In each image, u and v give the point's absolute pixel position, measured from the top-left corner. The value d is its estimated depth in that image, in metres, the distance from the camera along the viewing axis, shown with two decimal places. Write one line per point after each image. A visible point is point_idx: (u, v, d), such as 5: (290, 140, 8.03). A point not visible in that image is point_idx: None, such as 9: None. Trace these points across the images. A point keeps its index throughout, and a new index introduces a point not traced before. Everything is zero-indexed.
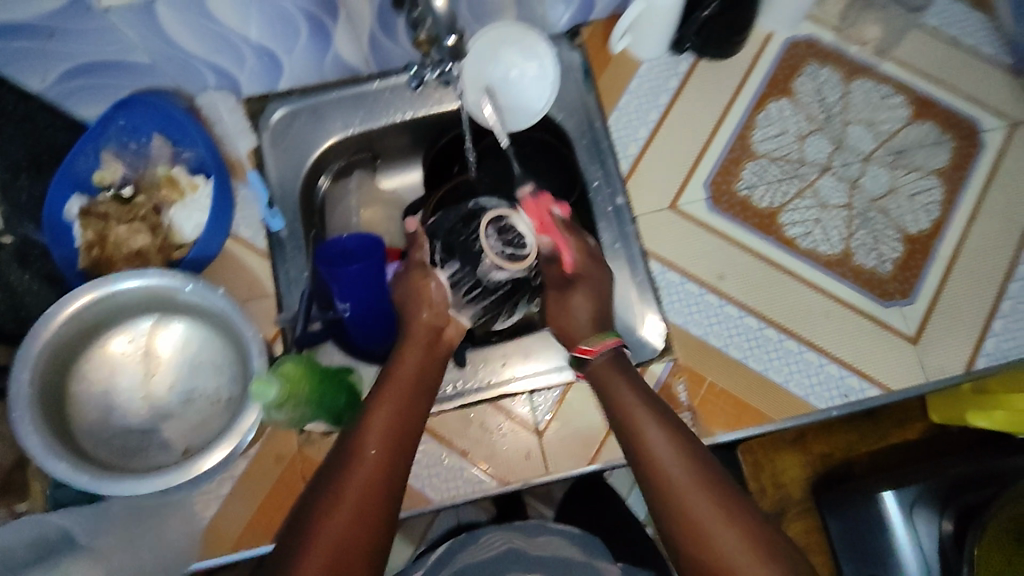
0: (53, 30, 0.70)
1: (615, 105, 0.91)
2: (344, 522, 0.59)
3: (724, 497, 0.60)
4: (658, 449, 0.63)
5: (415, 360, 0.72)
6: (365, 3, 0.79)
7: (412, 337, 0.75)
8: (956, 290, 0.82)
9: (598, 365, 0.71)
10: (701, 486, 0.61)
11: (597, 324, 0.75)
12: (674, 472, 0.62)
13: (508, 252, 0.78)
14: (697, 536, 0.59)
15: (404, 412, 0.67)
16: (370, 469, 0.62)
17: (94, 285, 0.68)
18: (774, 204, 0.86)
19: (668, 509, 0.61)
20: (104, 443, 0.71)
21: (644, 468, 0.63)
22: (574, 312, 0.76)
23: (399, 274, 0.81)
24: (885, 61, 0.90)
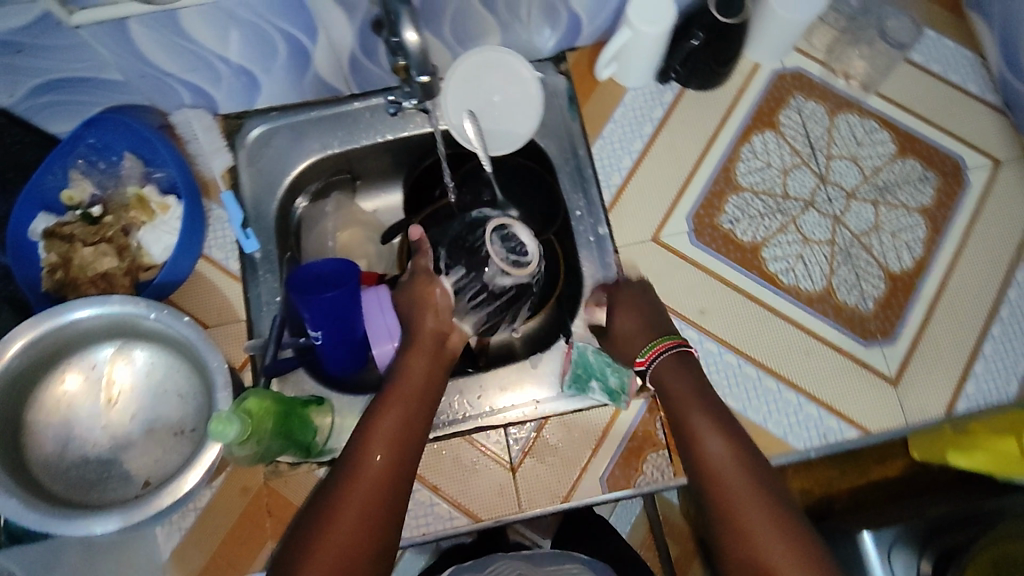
0: (22, 46, 0.69)
1: (599, 134, 0.90)
2: (347, 531, 0.61)
3: (760, 483, 0.63)
4: (707, 436, 0.66)
5: (420, 366, 0.73)
6: (346, 27, 0.77)
7: (417, 342, 0.74)
8: (936, 331, 0.82)
9: (662, 369, 0.72)
10: (741, 473, 0.63)
11: (648, 330, 0.76)
12: (720, 458, 0.65)
13: (513, 258, 0.79)
14: (732, 521, 0.61)
15: (409, 422, 0.68)
16: (373, 479, 0.64)
17: (51, 314, 0.65)
18: (756, 238, 0.85)
19: (710, 494, 0.64)
20: (61, 474, 0.69)
21: (692, 457, 0.66)
22: (623, 323, 0.77)
23: (406, 279, 0.80)
24: (870, 96, 0.90)
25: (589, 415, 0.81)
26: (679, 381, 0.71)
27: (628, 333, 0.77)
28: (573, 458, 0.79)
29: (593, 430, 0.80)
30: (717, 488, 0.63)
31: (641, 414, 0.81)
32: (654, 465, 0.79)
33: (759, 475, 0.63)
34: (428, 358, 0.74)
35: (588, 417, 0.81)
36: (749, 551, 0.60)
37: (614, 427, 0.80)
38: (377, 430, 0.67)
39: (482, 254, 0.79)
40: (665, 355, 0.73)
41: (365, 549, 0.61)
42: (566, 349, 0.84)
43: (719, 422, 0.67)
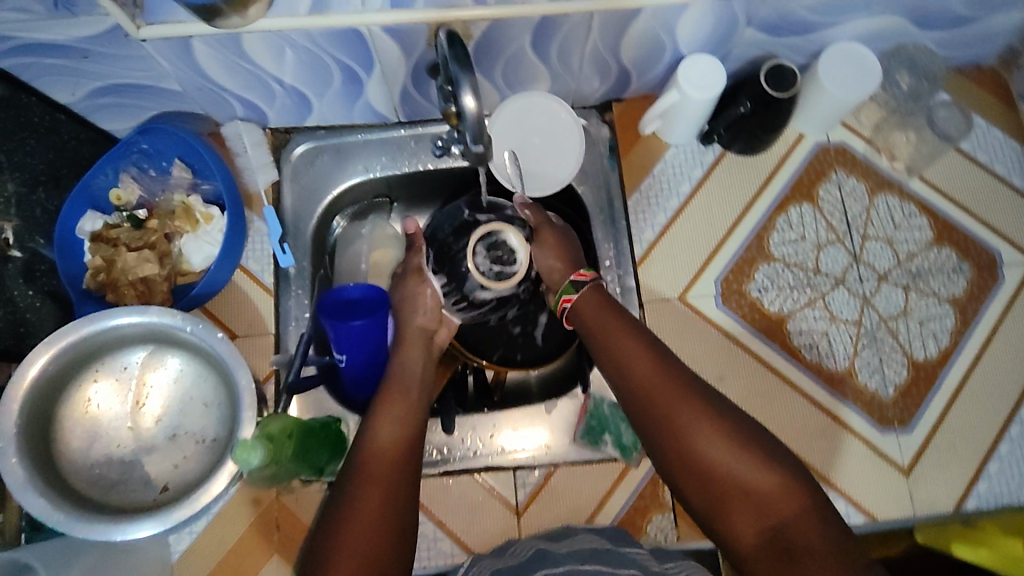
0: (88, 52, 0.71)
1: (637, 187, 0.90)
2: (373, 507, 0.63)
3: (689, 388, 0.65)
4: (635, 358, 0.68)
5: (415, 361, 0.79)
6: (401, 62, 0.78)
7: (406, 338, 0.80)
8: (953, 426, 0.83)
9: (580, 303, 0.75)
10: (671, 384, 0.66)
11: (568, 261, 0.80)
12: (649, 376, 0.67)
13: (495, 271, 0.83)
14: (673, 432, 0.63)
15: (408, 413, 0.73)
16: (387, 466, 0.67)
17: (93, 318, 0.68)
18: (783, 310, 0.86)
19: (646, 410, 0.65)
20: (86, 471, 0.71)
21: (622, 382, 0.68)
22: (544, 257, 0.81)
23: (397, 276, 0.86)
24: (913, 178, 0.89)
25: (599, 469, 0.83)
26: (604, 312, 0.74)
27: (551, 262, 0.81)
28: (578, 506, 0.82)
29: (601, 485, 0.82)
30: (652, 406, 0.65)
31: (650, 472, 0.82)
32: (658, 527, 0.81)
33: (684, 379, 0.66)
34: (420, 353, 0.79)
35: (598, 468, 0.83)
36: (694, 458, 0.62)
37: (623, 484, 0.82)
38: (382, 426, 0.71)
39: (462, 268, 0.83)
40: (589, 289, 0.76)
41: (390, 526, 0.63)
42: (583, 398, 0.85)
43: (641, 340, 0.70)
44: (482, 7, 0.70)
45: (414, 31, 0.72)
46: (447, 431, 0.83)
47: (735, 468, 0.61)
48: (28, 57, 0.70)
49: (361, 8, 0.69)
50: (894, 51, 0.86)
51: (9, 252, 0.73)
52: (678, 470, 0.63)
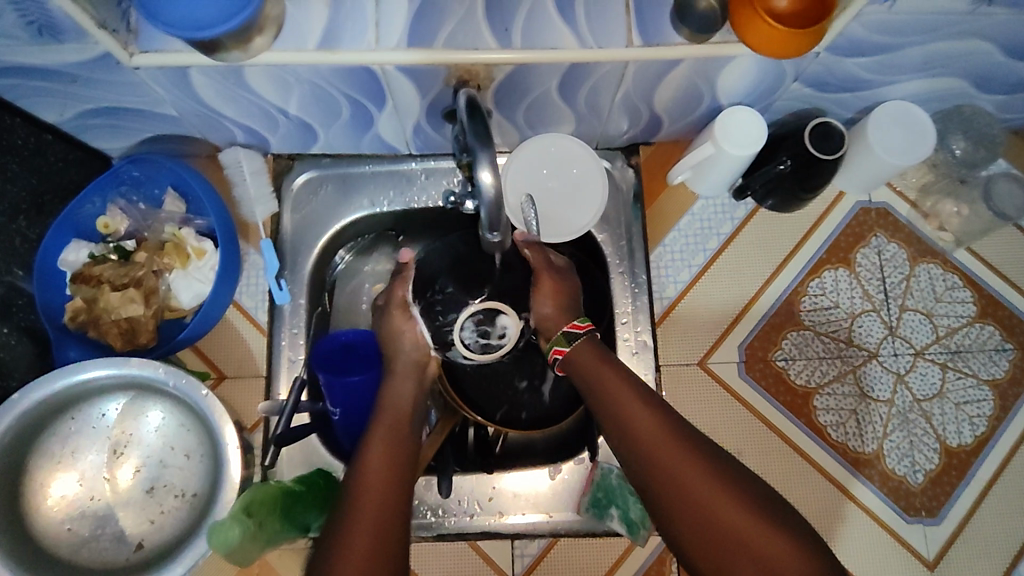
0: (77, 77, 0.65)
1: (661, 240, 0.85)
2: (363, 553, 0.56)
3: (692, 450, 0.60)
4: (632, 416, 0.63)
5: (405, 393, 0.72)
6: (416, 99, 0.71)
7: (396, 371, 0.74)
8: (984, 520, 0.77)
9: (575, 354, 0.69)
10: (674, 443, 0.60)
11: (563, 312, 0.74)
12: (650, 436, 0.61)
13: (480, 343, 0.78)
14: (684, 503, 0.58)
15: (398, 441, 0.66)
16: (376, 502, 0.59)
17: (69, 369, 0.64)
18: (811, 383, 0.81)
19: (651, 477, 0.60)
20: (55, 528, 0.67)
21: (624, 435, 0.62)
22: (537, 304, 0.75)
23: (381, 306, 0.78)
24: (958, 249, 0.84)
25: (603, 542, 0.78)
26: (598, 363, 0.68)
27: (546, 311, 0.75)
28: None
29: (604, 560, 0.78)
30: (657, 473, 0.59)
31: (656, 549, 0.78)
32: None
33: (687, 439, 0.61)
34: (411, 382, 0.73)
35: (602, 542, 0.78)
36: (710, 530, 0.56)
37: (627, 561, 0.78)
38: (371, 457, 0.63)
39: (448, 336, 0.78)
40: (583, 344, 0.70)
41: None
42: (590, 465, 0.80)
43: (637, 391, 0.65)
44: (508, 51, 0.64)
45: (431, 72, 0.66)
46: (442, 493, 0.76)
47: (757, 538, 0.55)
48: (12, 79, 0.64)
49: (375, 46, 0.63)
50: (948, 111, 0.80)
51: None
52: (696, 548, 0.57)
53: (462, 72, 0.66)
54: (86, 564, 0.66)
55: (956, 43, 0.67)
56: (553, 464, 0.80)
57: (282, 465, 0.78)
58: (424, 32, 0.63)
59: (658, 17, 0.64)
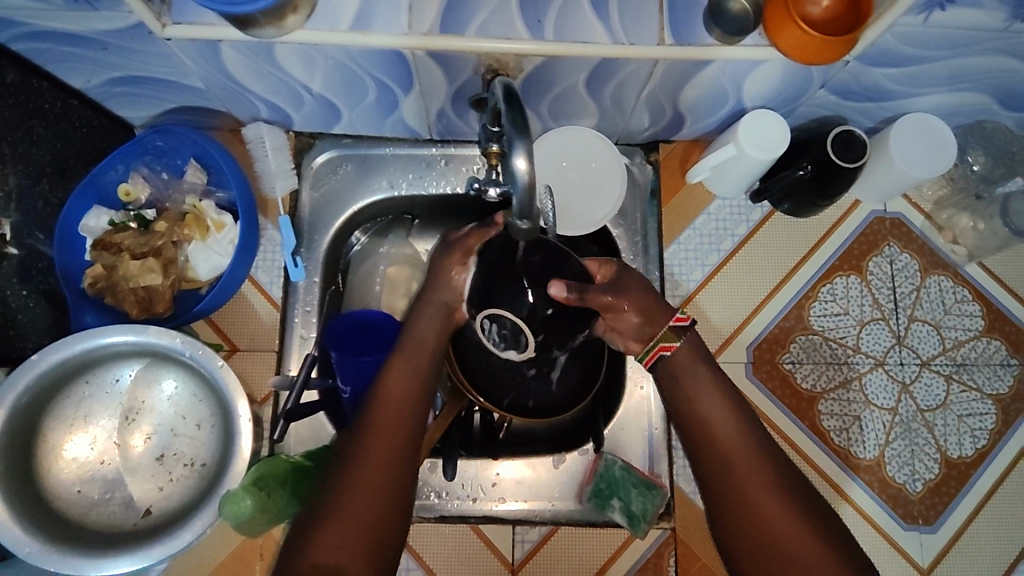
0: (108, 45, 0.65)
1: (675, 238, 0.85)
2: (346, 522, 0.57)
3: (760, 455, 0.60)
4: (704, 410, 0.62)
5: (428, 336, 0.65)
6: (444, 84, 0.72)
7: (422, 310, 0.66)
8: (978, 533, 0.79)
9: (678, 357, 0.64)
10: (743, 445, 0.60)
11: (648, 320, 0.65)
12: (720, 434, 0.61)
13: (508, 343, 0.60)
14: (730, 493, 0.59)
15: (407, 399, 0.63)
16: (388, 441, 0.61)
17: (88, 334, 0.64)
18: (816, 387, 0.81)
19: (711, 464, 0.61)
20: (65, 489, 0.67)
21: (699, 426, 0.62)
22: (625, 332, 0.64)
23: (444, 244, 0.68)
24: (970, 263, 0.84)
25: (603, 533, 0.79)
26: (683, 364, 0.64)
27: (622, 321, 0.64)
28: (577, 568, 0.79)
29: (604, 549, 0.79)
30: (715, 463, 0.61)
31: (656, 542, 0.79)
32: None
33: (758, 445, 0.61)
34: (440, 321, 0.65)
35: (603, 531, 0.79)
36: (745, 520, 0.58)
37: (627, 551, 0.79)
38: (378, 423, 0.62)
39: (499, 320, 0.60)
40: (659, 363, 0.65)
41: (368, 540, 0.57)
42: (593, 456, 0.81)
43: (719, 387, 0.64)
44: (539, 42, 0.64)
45: (462, 59, 0.66)
46: (447, 477, 0.77)
47: (783, 539, 0.56)
48: (43, 43, 0.64)
49: (407, 30, 0.63)
50: (970, 126, 0.80)
51: (6, 249, 0.68)
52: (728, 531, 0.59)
53: (493, 61, 0.66)
54: (95, 527, 0.67)
55: (984, 60, 0.67)
56: (557, 453, 0.81)
57: (291, 440, 0.79)
58: (456, 19, 0.63)
59: (690, 16, 0.64)
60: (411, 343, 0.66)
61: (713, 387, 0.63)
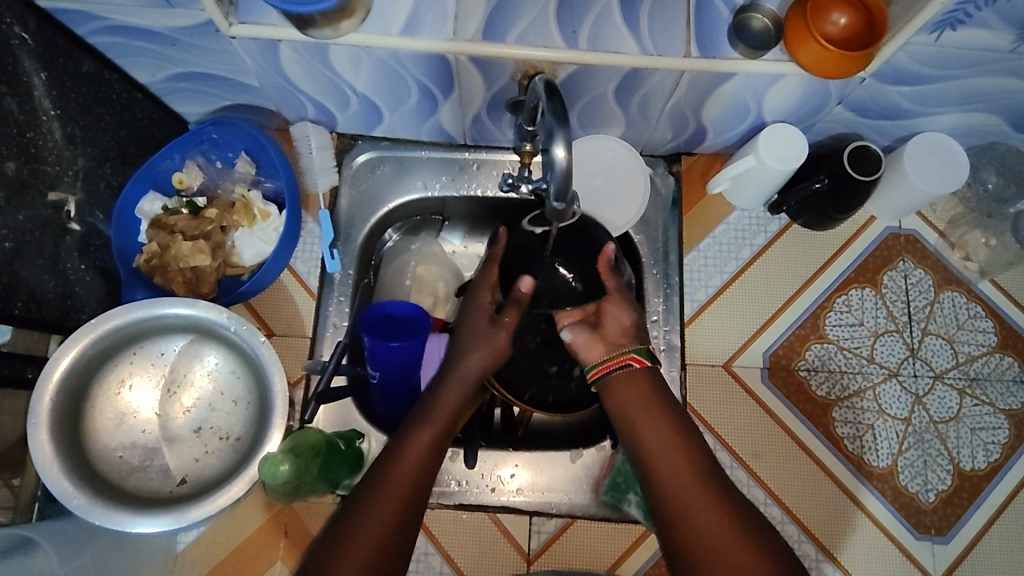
0: (177, 41, 0.71)
1: (695, 245, 0.88)
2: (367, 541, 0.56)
3: (707, 478, 0.59)
4: (651, 436, 0.62)
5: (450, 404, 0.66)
6: (482, 90, 0.77)
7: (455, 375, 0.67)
8: (991, 545, 0.79)
9: (636, 381, 0.66)
10: (687, 466, 0.59)
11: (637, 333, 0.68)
12: (663, 459, 0.60)
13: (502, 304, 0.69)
14: (676, 504, 0.58)
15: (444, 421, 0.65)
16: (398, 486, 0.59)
17: (143, 305, 0.69)
18: (830, 395, 0.83)
19: (659, 480, 0.60)
20: (108, 453, 0.71)
21: (649, 440, 0.62)
22: (616, 314, 0.67)
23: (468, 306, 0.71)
24: (983, 280, 0.87)
25: (617, 528, 0.81)
26: (635, 380, 0.66)
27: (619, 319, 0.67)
28: (591, 561, 0.81)
29: (617, 545, 0.81)
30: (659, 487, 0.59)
31: None
32: None
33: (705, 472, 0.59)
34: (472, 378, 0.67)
35: (616, 526, 0.81)
36: (690, 539, 0.56)
37: (640, 547, 0.81)
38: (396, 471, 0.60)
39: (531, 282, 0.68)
40: (618, 370, 0.67)
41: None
42: (609, 451, 0.83)
43: (666, 406, 0.64)
44: (574, 50, 0.69)
45: (501, 64, 0.71)
46: (467, 463, 0.79)
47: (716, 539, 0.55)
48: (119, 37, 0.70)
49: (453, 36, 0.68)
50: (982, 147, 0.84)
51: (69, 224, 0.73)
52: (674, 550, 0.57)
53: (529, 66, 0.71)
54: (134, 490, 0.69)
55: (994, 81, 0.71)
56: (574, 448, 0.84)
57: (320, 422, 0.83)
58: (499, 27, 0.68)
59: (714, 31, 0.69)
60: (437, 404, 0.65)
61: (657, 405, 0.64)
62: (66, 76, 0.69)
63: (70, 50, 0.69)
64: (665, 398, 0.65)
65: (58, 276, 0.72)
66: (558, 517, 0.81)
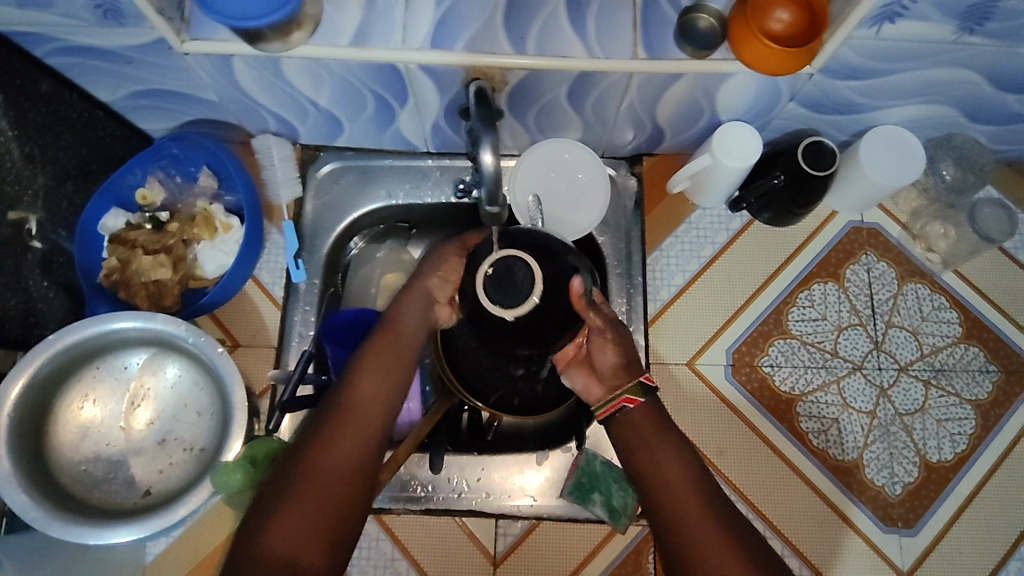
0: (131, 59, 0.72)
1: (657, 246, 0.89)
2: (294, 536, 0.54)
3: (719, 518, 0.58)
4: (663, 472, 0.61)
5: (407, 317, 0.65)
6: (436, 97, 0.78)
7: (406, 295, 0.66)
8: (959, 537, 0.79)
9: (638, 415, 0.64)
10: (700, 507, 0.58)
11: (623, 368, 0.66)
12: (667, 476, 0.60)
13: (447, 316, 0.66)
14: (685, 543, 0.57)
15: (380, 399, 0.61)
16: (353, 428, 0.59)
17: (100, 318, 0.70)
18: (795, 390, 0.83)
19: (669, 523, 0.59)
20: (71, 466, 0.72)
21: (657, 478, 0.61)
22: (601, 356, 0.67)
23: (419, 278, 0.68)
24: (947, 272, 0.87)
25: (584, 529, 0.81)
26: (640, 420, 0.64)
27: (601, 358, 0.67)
28: (558, 562, 0.81)
29: (583, 546, 0.81)
30: (665, 506, 0.59)
31: (635, 539, 0.81)
32: None
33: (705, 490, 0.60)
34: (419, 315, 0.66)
35: (582, 528, 0.82)
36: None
37: (607, 547, 0.81)
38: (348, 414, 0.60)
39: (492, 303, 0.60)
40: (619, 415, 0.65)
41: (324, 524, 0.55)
42: (574, 454, 0.83)
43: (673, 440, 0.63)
44: (521, 55, 0.69)
45: (450, 72, 0.71)
46: (432, 469, 0.79)
47: None
48: (74, 57, 0.71)
49: (401, 45, 0.69)
50: (939, 139, 0.84)
51: (30, 242, 0.75)
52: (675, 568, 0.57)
53: (478, 72, 0.71)
54: (98, 503, 0.71)
55: (943, 72, 0.71)
56: (540, 451, 0.83)
57: (285, 431, 0.83)
58: (446, 34, 0.69)
59: (660, 32, 0.70)
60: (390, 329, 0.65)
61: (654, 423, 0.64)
62: (23, 97, 0.70)
63: (27, 71, 0.70)
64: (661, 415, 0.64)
65: (19, 294, 0.73)
66: (524, 520, 0.82)
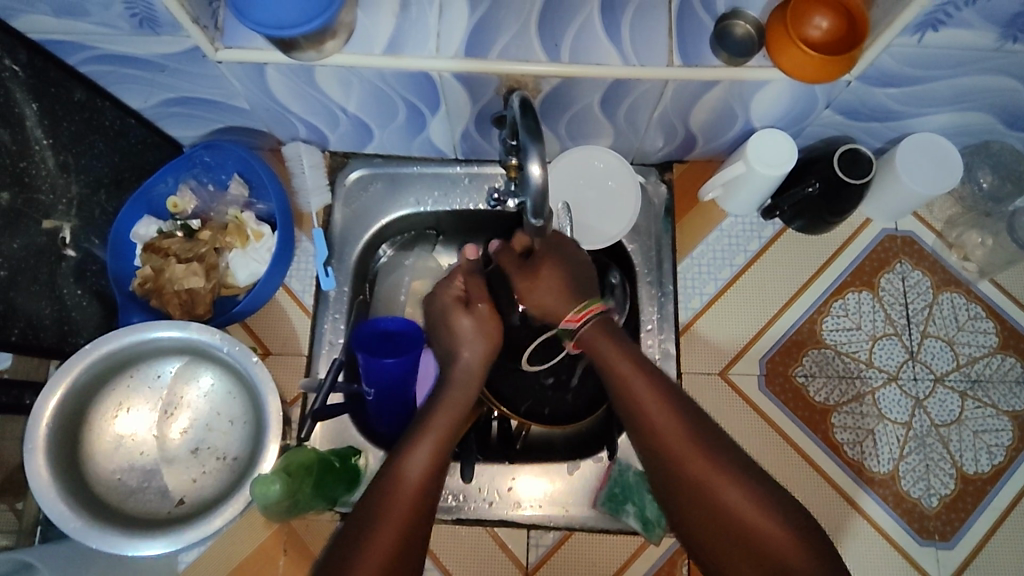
0: (165, 67, 0.71)
1: (688, 253, 0.88)
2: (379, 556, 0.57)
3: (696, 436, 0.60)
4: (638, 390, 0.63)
5: (458, 402, 0.67)
6: (468, 105, 0.77)
7: (455, 372, 0.69)
8: (996, 551, 0.78)
9: (587, 332, 0.67)
10: (672, 425, 0.61)
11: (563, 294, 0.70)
12: (670, 435, 0.60)
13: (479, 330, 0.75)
14: (669, 463, 0.60)
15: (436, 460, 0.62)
16: (409, 499, 0.60)
17: (136, 328, 0.70)
18: (829, 401, 0.83)
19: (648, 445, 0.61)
20: (106, 476, 0.72)
21: (626, 404, 0.63)
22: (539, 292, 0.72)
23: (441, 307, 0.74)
24: (982, 280, 0.86)
25: (615, 540, 0.81)
26: (603, 332, 0.67)
27: (547, 303, 0.72)
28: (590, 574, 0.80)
29: (615, 557, 0.81)
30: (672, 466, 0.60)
31: (667, 550, 0.81)
32: None
33: (709, 440, 0.60)
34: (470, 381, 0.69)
35: (614, 538, 0.81)
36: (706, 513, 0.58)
37: (638, 559, 0.81)
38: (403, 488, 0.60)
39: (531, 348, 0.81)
40: (592, 321, 0.68)
41: None
42: (607, 463, 0.82)
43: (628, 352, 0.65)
44: (556, 63, 0.69)
45: (484, 80, 0.71)
46: (464, 478, 0.79)
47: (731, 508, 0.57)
48: (108, 66, 0.71)
49: (436, 54, 0.69)
50: (976, 146, 0.83)
51: (64, 251, 0.75)
52: (694, 522, 0.59)
53: (513, 80, 0.71)
54: (132, 512, 0.70)
55: (984, 79, 0.70)
56: (571, 460, 0.83)
57: (317, 440, 0.83)
58: (481, 43, 0.69)
59: (696, 40, 0.69)
60: (434, 411, 0.66)
61: (653, 388, 0.63)
62: (58, 106, 0.70)
63: (61, 80, 0.70)
64: (657, 379, 0.63)
65: (54, 302, 0.73)
66: (556, 529, 0.81)
